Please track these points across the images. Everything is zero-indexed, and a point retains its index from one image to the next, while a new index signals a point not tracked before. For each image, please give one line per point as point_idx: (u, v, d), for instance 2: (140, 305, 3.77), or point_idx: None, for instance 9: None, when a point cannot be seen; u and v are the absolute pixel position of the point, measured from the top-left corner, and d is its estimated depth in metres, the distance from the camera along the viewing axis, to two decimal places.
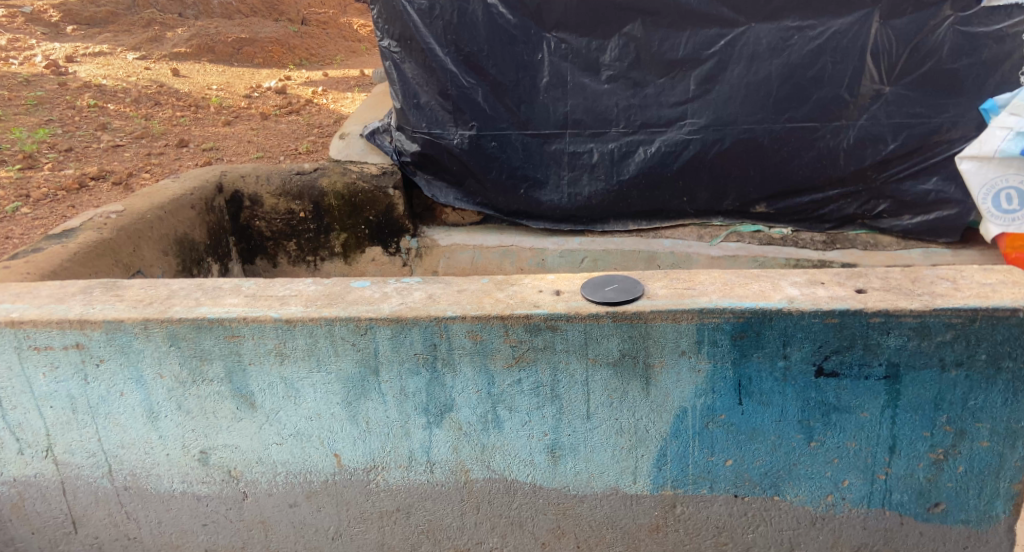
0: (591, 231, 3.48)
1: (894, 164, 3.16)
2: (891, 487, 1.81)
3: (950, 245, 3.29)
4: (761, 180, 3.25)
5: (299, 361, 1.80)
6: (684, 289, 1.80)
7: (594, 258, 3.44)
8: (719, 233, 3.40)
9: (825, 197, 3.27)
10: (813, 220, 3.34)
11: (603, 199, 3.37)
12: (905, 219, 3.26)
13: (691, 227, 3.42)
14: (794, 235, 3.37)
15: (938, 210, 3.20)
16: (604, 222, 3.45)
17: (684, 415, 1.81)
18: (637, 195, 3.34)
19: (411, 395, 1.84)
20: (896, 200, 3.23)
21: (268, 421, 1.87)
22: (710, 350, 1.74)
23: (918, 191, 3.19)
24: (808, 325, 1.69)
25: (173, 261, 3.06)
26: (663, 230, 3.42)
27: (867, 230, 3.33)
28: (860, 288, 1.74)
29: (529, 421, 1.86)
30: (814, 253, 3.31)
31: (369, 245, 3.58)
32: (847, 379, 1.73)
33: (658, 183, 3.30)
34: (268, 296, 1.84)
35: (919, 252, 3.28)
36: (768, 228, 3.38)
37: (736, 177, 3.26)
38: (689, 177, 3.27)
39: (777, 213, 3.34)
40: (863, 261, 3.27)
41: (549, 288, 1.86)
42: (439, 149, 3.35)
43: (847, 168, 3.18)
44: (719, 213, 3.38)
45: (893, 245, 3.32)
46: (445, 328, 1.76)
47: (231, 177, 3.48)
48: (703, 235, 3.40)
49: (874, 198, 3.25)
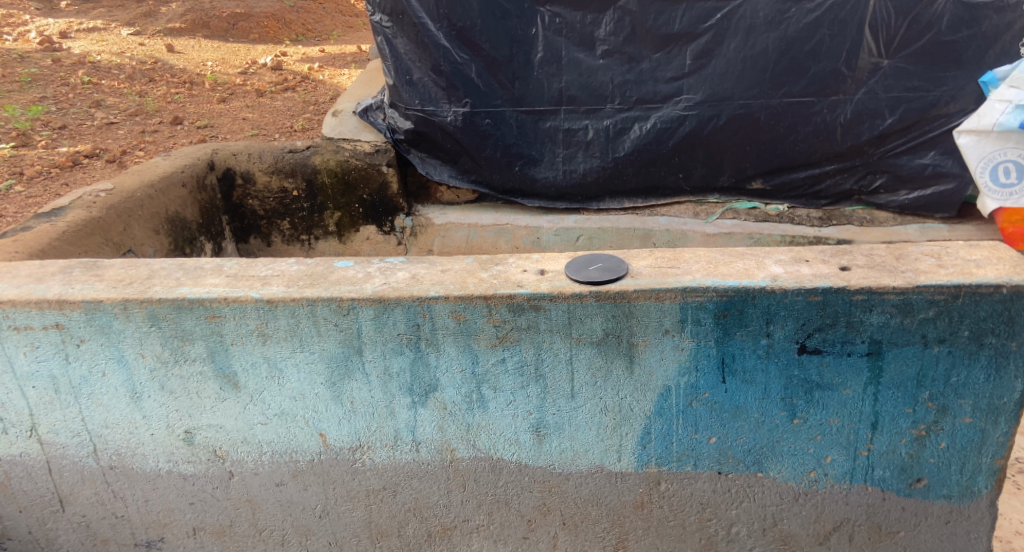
0: (587, 209, 3.45)
1: (892, 139, 3.14)
2: (873, 463, 1.81)
3: (946, 220, 3.26)
4: (757, 156, 3.22)
5: (282, 341, 1.80)
6: (668, 268, 1.78)
7: (589, 236, 3.40)
8: (715, 210, 3.36)
9: (821, 172, 3.25)
10: (810, 196, 3.32)
11: (598, 176, 3.34)
12: (902, 195, 3.24)
13: (687, 204, 3.39)
14: (791, 212, 3.34)
15: (935, 184, 3.18)
16: (600, 200, 3.42)
17: (668, 394, 1.81)
18: (632, 172, 3.32)
19: (395, 375, 1.84)
20: (892, 174, 3.21)
21: (252, 401, 1.88)
22: (693, 329, 1.74)
23: (915, 165, 3.17)
24: (792, 303, 1.69)
25: (164, 240, 3.05)
26: (659, 208, 3.40)
27: (864, 206, 3.31)
28: (845, 266, 1.73)
29: (514, 400, 1.86)
30: (810, 229, 3.27)
31: (363, 224, 3.57)
32: (830, 356, 1.72)
33: (654, 159, 3.27)
34: (249, 276, 1.83)
35: (915, 228, 3.26)
36: (764, 205, 3.35)
37: (732, 154, 3.23)
38: (685, 153, 3.25)
39: (772, 189, 3.31)
40: (859, 238, 3.25)
41: (534, 267, 1.85)
42: (433, 126, 3.33)
43: (845, 143, 3.16)
44: (715, 190, 3.35)
45: (890, 221, 3.30)
46: (428, 308, 1.76)
47: (222, 154, 3.46)
48: (699, 212, 3.37)
49: (871, 173, 3.23)
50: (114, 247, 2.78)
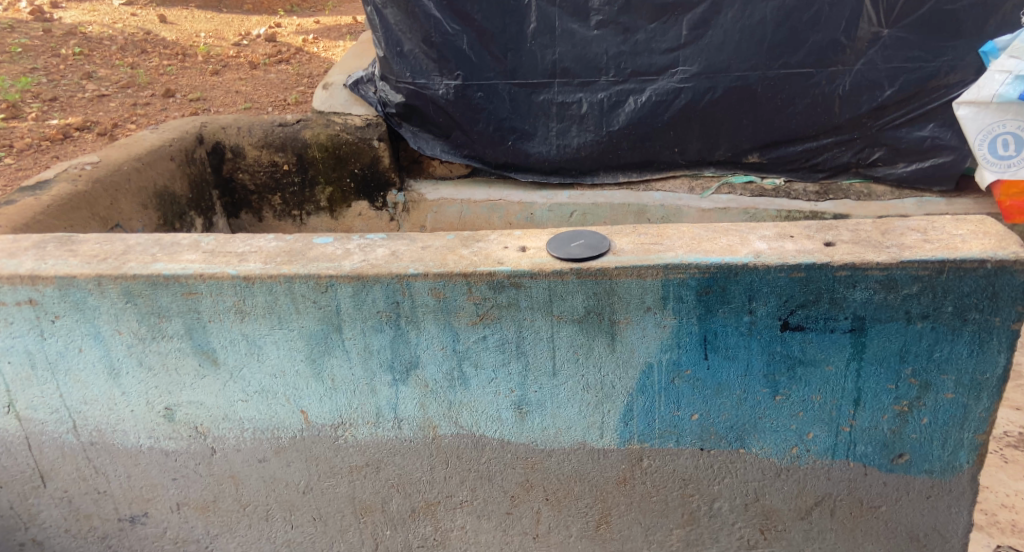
0: (581, 184, 3.42)
1: (890, 111, 3.09)
2: (855, 439, 1.80)
3: (944, 194, 3.23)
4: (753, 129, 3.18)
5: (260, 318, 1.80)
6: (651, 244, 1.76)
7: (584, 212, 3.37)
8: (710, 185, 3.33)
9: (818, 145, 3.20)
10: (807, 170, 3.28)
11: (592, 150, 3.31)
12: (900, 168, 3.20)
13: (682, 178, 3.35)
14: (787, 186, 3.30)
15: (933, 157, 3.13)
16: (594, 175, 3.39)
17: (650, 371, 1.80)
18: (627, 146, 3.28)
19: (376, 352, 1.83)
20: (891, 147, 3.16)
21: (232, 378, 1.88)
22: (675, 306, 1.72)
23: (914, 138, 3.12)
24: (774, 280, 1.67)
25: (153, 214, 3.03)
26: (653, 182, 3.36)
27: (861, 180, 3.27)
28: (830, 242, 1.70)
29: (495, 378, 1.85)
30: (805, 204, 3.24)
31: (355, 200, 3.54)
32: (812, 332, 1.71)
33: (648, 133, 3.23)
34: (226, 253, 1.82)
35: (912, 202, 3.22)
36: (760, 179, 3.31)
37: (727, 127, 3.18)
38: (680, 127, 3.20)
39: (769, 162, 3.27)
40: (855, 212, 3.21)
41: (516, 244, 1.82)
42: (424, 100, 3.28)
43: (842, 116, 3.11)
44: (710, 164, 3.31)
45: (887, 194, 3.26)
46: (407, 285, 1.74)
47: (211, 128, 3.43)
48: (694, 187, 3.33)
49: (868, 146, 3.18)
50: (101, 221, 2.76)
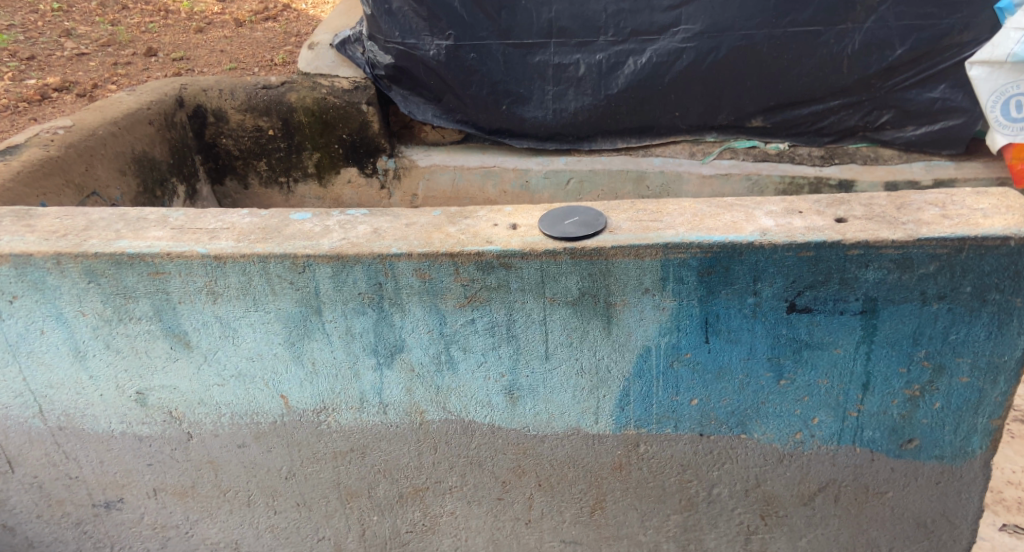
0: (577, 150, 3.28)
1: (900, 71, 2.95)
2: (863, 424, 1.70)
3: (953, 157, 3.11)
4: (757, 91, 3.04)
5: (233, 300, 1.69)
6: (650, 222, 1.65)
7: (580, 179, 3.26)
8: (712, 150, 3.20)
9: (824, 108, 3.07)
10: (812, 134, 3.15)
11: (589, 115, 3.17)
12: (908, 131, 3.07)
13: (683, 143, 3.22)
14: (791, 150, 3.17)
15: (943, 119, 3.01)
16: (592, 140, 3.25)
17: (648, 354, 1.71)
18: (626, 110, 3.14)
19: (358, 335, 1.74)
20: (899, 110, 3.03)
21: (206, 361, 1.78)
22: (675, 287, 1.62)
23: (923, 100, 2.99)
24: (781, 259, 1.56)
25: (131, 181, 2.91)
26: (653, 147, 3.23)
27: (868, 144, 3.14)
28: (841, 218, 1.59)
29: (485, 361, 1.76)
30: (809, 170, 3.12)
31: (344, 166, 3.40)
32: (820, 314, 1.60)
33: (648, 96, 3.09)
34: (196, 229, 1.71)
35: (921, 166, 3.10)
36: (763, 144, 3.18)
37: (730, 89, 3.04)
38: (680, 89, 3.06)
39: (773, 127, 3.14)
40: (862, 177, 3.09)
41: (506, 221, 1.71)
42: (415, 61, 3.13)
43: (851, 76, 2.97)
44: (712, 129, 3.17)
45: (895, 159, 3.13)
46: (390, 266, 1.64)
47: (192, 90, 3.29)
48: (695, 152, 3.20)
49: (877, 108, 3.05)
50: (76, 188, 2.64)
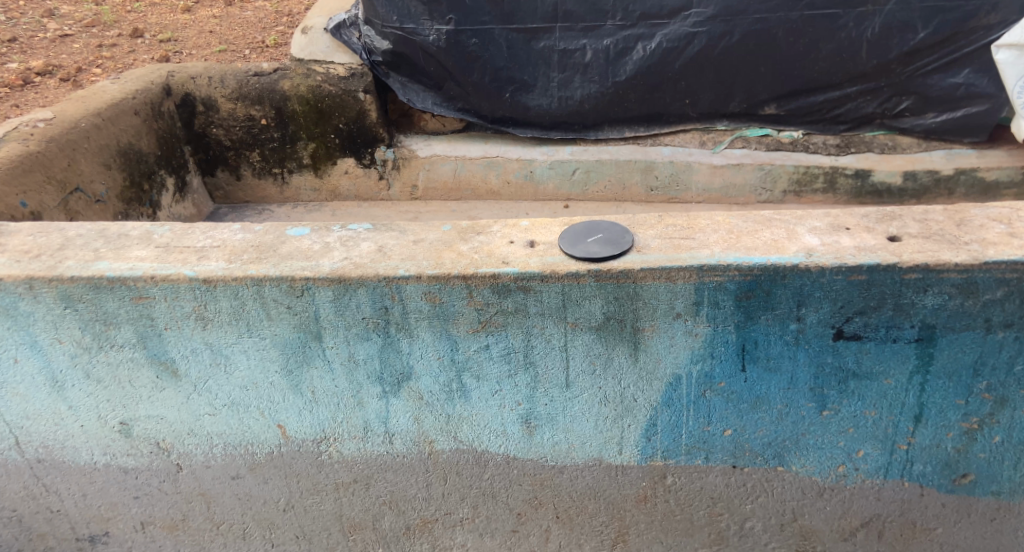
0: (583, 139, 3.13)
1: (923, 56, 2.79)
2: (913, 458, 1.57)
3: (975, 145, 2.95)
4: (772, 78, 2.88)
5: (225, 327, 1.55)
6: (681, 239, 1.50)
7: (586, 170, 3.09)
8: (723, 139, 3.06)
9: (841, 95, 2.91)
10: (828, 122, 3.00)
11: (596, 103, 3.01)
12: (928, 118, 2.92)
13: (693, 132, 3.07)
14: (805, 139, 3.02)
15: (965, 106, 2.85)
16: (598, 129, 3.10)
17: (678, 383, 1.57)
18: (635, 98, 2.98)
19: (362, 362, 1.59)
20: (920, 96, 2.87)
21: (196, 391, 1.63)
22: (710, 313, 1.48)
23: (946, 85, 2.83)
24: (830, 283, 1.41)
25: (116, 175, 2.75)
26: (662, 136, 3.08)
27: (885, 131, 3.00)
28: (894, 236, 1.44)
29: (500, 390, 1.62)
30: (824, 159, 2.98)
31: (340, 156, 3.23)
32: (871, 342, 1.46)
33: (658, 83, 2.93)
34: (182, 248, 1.56)
35: (941, 155, 2.95)
36: (777, 132, 3.03)
37: (744, 76, 2.88)
38: (692, 76, 2.90)
39: (787, 114, 2.98)
40: (879, 168, 2.95)
41: (522, 237, 1.57)
42: (413, 47, 2.95)
43: (869, 61, 2.81)
44: (724, 116, 3.02)
45: (913, 147, 2.99)
46: (397, 289, 1.49)
47: (179, 78, 3.11)
48: (705, 141, 3.06)
49: (896, 95, 2.89)
50: (58, 184, 2.45)
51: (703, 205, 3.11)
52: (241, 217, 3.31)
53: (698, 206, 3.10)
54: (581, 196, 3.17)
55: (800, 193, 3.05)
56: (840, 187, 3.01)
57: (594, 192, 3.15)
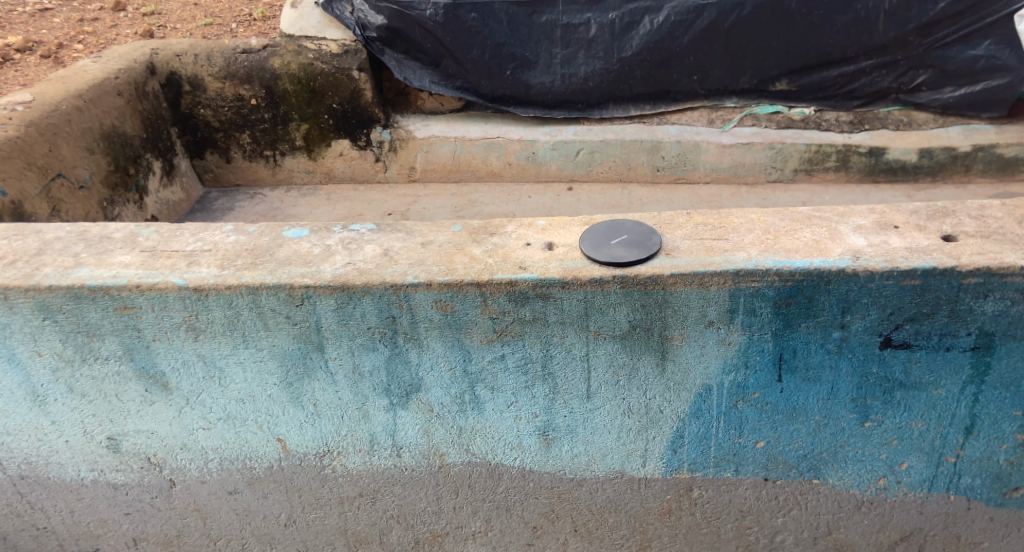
0: (588, 118, 2.98)
1: (943, 26, 2.67)
2: (961, 470, 1.47)
3: (993, 120, 2.84)
4: (785, 53, 2.75)
5: (218, 338, 1.41)
6: (713, 241, 1.38)
7: (591, 150, 2.95)
8: (732, 117, 2.91)
9: (856, 70, 2.78)
10: (840, 97, 2.87)
11: (602, 80, 2.86)
12: (946, 93, 2.79)
13: (701, 110, 2.92)
14: (817, 116, 2.89)
15: (985, 79, 2.73)
16: (602, 108, 2.95)
17: (708, 394, 1.46)
18: (641, 75, 2.84)
19: (368, 374, 1.48)
20: (938, 69, 2.75)
21: (188, 404, 1.50)
22: (745, 320, 1.37)
23: (965, 57, 2.70)
24: (879, 289, 1.30)
25: (100, 160, 2.61)
26: (668, 114, 2.94)
27: (900, 107, 2.87)
28: (949, 236, 1.33)
29: (516, 401, 1.51)
30: (838, 137, 2.83)
31: (335, 138, 3.07)
32: (921, 351, 1.35)
33: (666, 59, 2.79)
34: (169, 252, 1.43)
35: (958, 131, 2.83)
36: (787, 109, 2.90)
37: (755, 51, 2.75)
38: (701, 50, 2.76)
39: (798, 90, 2.85)
40: (894, 145, 2.83)
41: (539, 239, 1.45)
42: (409, 22, 2.80)
43: (886, 34, 2.68)
44: (733, 93, 2.89)
45: (929, 123, 2.86)
46: (406, 298, 1.38)
47: (164, 55, 2.95)
48: (713, 119, 2.91)
49: (913, 68, 2.76)
50: (39, 171, 2.31)
51: (711, 185, 2.97)
52: (232, 201, 3.16)
53: (706, 186, 2.96)
54: (585, 177, 3.03)
55: (812, 172, 2.91)
56: (853, 165, 2.88)
57: (598, 172, 3.01)
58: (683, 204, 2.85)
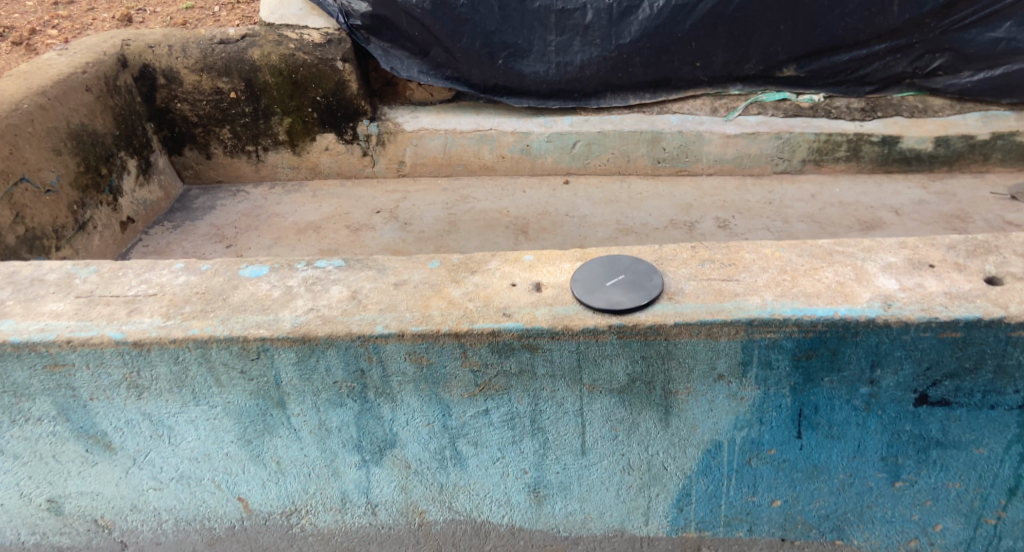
0: (585, 108, 2.77)
1: (961, 8, 2.46)
2: (1002, 533, 1.31)
3: (1014, 106, 2.65)
4: (794, 37, 2.55)
5: (164, 396, 1.24)
6: (722, 283, 1.21)
7: (588, 142, 2.74)
8: (737, 104, 2.71)
9: (869, 54, 2.58)
10: (852, 83, 2.66)
11: (599, 69, 2.65)
12: (963, 77, 2.60)
13: (704, 98, 2.73)
14: (827, 103, 2.68)
15: (1005, 63, 2.54)
16: (600, 97, 2.75)
17: (718, 451, 1.30)
18: (641, 63, 2.64)
19: (335, 431, 1.31)
20: (955, 53, 2.55)
21: (135, 465, 1.34)
22: (760, 374, 1.20)
23: (985, 41, 2.50)
24: (914, 341, 1.13)
25: (68, 162, 2.39)
26: (669, 103, 2.74)
27: (915, 92, 2.67)
28: (993, 277, 1.17)
29: (502, 457, 1.35)
30: (849, 126, 2.64)
31: (319, 132, 2.84)
32: (961, 409, 1.20)
33: (666, 46, 2.59)
34: (108, 297, 1.24)
35: (976, 118, 2.65)
36: (795, 95, 2.69)
37: (761, 35, 2.55)
38: (705, 36, 2.56)
39: (808, 76, 2.65)
40: (908, 134, 2.64)
41: (526, 279, 1.28)
42: (395, 8, 2.58)
43: (902, 16, 2.48)
44: (738, 80, 2.68)
45: (946, 109, 2.67)
46: (375, 350, 1.21)
47: (136, 46, 2.72)
48: (717, 108, 2.71)
49: (929, 52, 2.56)
50: None
51: (714, 177, 2.78)
52: (213, 199, 2.93)
53: (709, 178, 2.77)
54: (582, 170, 2.83)
55: (821, 162, 2.72)
56: (865, 155, 2.69)
57: (597, 164, 2.81)
58: (683, 198, 2.67)
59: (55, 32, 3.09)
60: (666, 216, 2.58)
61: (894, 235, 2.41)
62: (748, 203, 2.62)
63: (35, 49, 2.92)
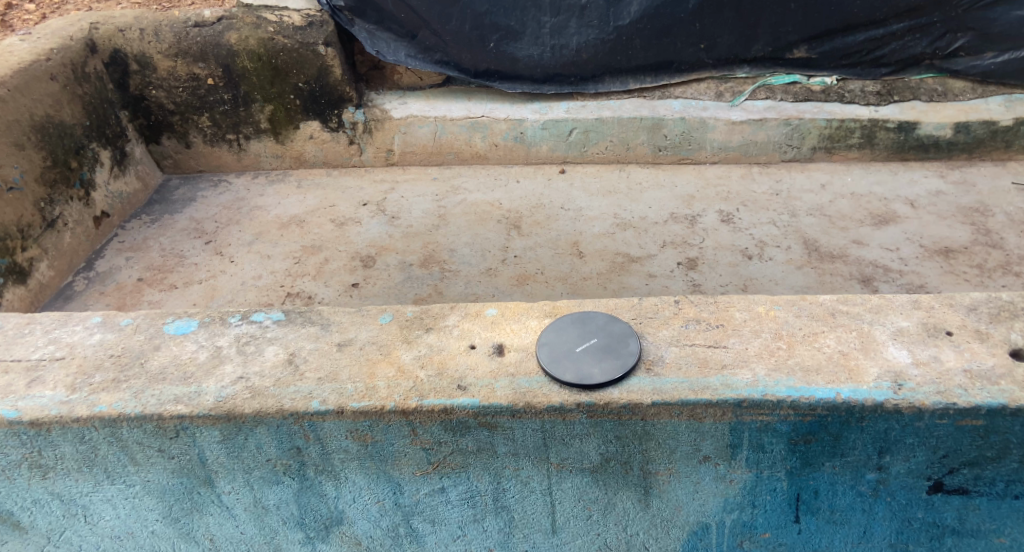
0: (582, 93, 2.55)
1: None
2: None
3: None
4: (805, 16, 2.33)
5: (73, 475, 1.11)
6: (708, 350, 1.04)
7: (585, 129, 2.52)
8: (743, 88, 2.49)
9: (885, 34, 2.37)
10: (867, 66, 2.44)
11: (596, 51, 2.43)
12: (986, 59, 2.39)
13: (708, 81, 2.51)
14: (841, 86, 2.47)
15: None
16: (598, 81, 2.52)
17: (705, 533, 1.16)
18: (641, 45, 2.42)
19: (275, 509, 1.17)
20: (978, 33, 2.34)
21: (51, 543, 1.21)
22: (751, 456, 1.05)
23: (1010, 19, 2.30)
24: (929, 430, 0.99)
25: (31, 159, 2.09)
26: (671, 87, 2.52)
27: (935, 74, 2.45)
28: (1019, 349, 1.00)
29: (463, 535, 1.20)
30: (863, 111, 2.43)
31: (302, 119, 2.57)
32: (980, 498, 1.06)
33: (668, 26, 2.36)
34: (7, 362, 1.09)
35: (999, 102, 2.44)
36: (806, 79, 2.48)
37: (769, 14, 2.33)
38: (709, 16, 2.34)
39: (821, 57, 2.43)
40: (927, 119, 2.43)
41: (487, 339, 1.11)
42: None
43: None
44: (746, 63, 2.45)
45: (967, 92, 2.45)
46: (312, 427, 1.06)
47: (106, 29, 2.39)
48: (722, 92, 2.50)
49: (951, 32, 2.36)
50: None
51: (719, 165, 2.57)
52: (194, 190, 2.61)
53: (712, 167, 2.56)
54: (579, 158, 2.60)
55: (833, 150, 2.52)
56: (879, 142, 2.48)
57: (595, 153, 2.59)
58: (685, 190, 2.46)
59: (33, 7, 2.48)
60: (667, 209, 2.36)
61: (910, 230, 2.20)
62: (753, 194, 2.41)
63: (10, 27, 2.35)
